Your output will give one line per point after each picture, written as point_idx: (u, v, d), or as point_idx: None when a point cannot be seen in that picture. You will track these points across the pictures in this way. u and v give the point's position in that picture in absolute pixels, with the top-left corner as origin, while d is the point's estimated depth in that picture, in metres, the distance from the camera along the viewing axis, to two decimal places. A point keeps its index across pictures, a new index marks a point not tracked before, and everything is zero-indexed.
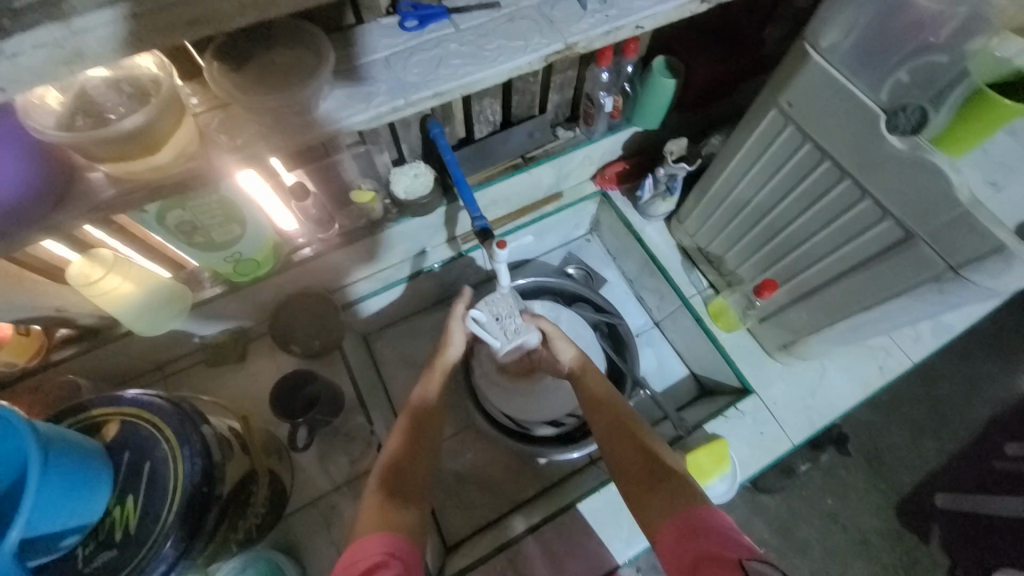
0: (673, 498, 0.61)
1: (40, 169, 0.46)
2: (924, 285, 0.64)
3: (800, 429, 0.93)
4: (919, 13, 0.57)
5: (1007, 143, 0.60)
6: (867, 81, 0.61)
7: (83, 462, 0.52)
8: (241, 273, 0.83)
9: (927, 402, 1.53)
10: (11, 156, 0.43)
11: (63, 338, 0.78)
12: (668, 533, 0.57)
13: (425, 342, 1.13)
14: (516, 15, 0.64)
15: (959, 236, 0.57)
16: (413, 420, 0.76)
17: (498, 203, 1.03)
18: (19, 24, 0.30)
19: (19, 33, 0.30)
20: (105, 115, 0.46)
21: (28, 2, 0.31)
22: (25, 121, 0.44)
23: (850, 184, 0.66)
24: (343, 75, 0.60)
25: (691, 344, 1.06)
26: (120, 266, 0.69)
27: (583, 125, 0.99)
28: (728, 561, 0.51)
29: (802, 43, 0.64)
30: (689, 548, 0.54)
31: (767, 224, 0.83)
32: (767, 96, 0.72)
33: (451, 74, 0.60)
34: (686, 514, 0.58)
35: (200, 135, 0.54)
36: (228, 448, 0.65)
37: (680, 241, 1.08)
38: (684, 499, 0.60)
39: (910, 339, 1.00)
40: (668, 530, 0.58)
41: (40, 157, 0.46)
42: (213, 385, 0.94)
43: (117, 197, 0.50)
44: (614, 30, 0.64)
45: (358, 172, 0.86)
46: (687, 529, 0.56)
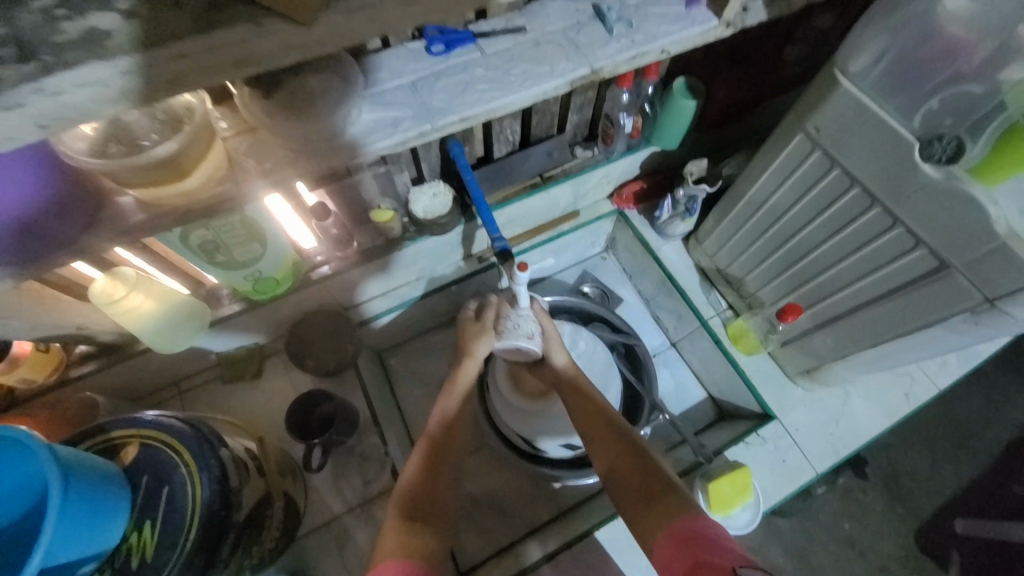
0: (669, 512, 0.63)
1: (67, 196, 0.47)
2: (959, 316, 0.62)
3: (823, 457, 0.91)
4: (951, 39, 0.56)
5: None
6: (899, 108, 0.60)
7: (102, 487, 0.51)
8: (259, 291, 0.83)
9: (946, 424, 1.49)
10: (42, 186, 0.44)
11: (81, 355, 0.78)
12: (665, 547, 0.59)
13: (438, 360, 1.12)
14: (541, 40, 0.65)
15: (996, 268, 0.56)
16: (433, 445, 0.77)
17: (516, 221, 1.02)
18: (63, 64, 0.28)
19: (58, 71, 0.28)
20: (139, 142, 0.47)
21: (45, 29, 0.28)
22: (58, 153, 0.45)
23: (880, 211, 0.65)
24: (371, 99, 0.60)
25: (710, 366, 1.05)
26: (142, 285, 0.69)
27: (601, 144, 0.98)
28: (723, 568, 0.52)
29: (831, 69, 0.63)
30: (687, 559, 0.55)
31: (790, 248, 0.82)
32: (793, 121, 0.71)
33: (477, 99, 0.60)
34: (682, 527, 0.59)
35: (229, 160, 0.54)
36: (245, 472, 0.64)
37: (698, 260, 1.07)
38: (681, 513, 0.62)
39: (935, 365, 0.98)
40: (665, 544, 0.59)
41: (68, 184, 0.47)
42: (227, 402, 0.94)
43: (145, 222, 0.50)
44: (640, 55, 0.64)
45: (377, 192, 0.86)
46: (685, 541, 0.57)
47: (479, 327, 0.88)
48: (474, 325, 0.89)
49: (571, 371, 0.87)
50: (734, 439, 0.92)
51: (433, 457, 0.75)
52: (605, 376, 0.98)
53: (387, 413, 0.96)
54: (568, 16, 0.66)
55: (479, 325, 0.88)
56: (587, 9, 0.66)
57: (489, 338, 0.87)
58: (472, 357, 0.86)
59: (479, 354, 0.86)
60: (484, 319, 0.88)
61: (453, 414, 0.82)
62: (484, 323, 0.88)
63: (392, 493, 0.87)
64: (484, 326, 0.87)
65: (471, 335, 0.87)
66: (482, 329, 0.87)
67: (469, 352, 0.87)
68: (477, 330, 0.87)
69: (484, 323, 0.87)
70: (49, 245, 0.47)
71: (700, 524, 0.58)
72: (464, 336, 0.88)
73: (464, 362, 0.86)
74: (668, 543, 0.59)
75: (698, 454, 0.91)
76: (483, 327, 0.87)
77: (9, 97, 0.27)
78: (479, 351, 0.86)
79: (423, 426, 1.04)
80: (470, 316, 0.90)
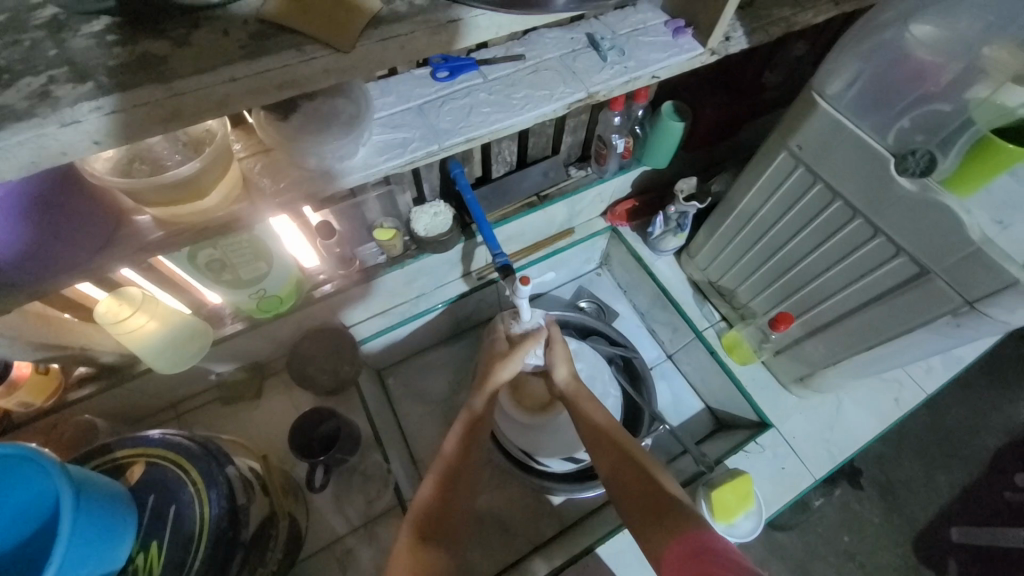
0: (677, 525, 0.63)
1: (85, 226, 0.47)
2: (941, 319, 0.66)
3: (821, 463, 0.93)
4: (919, 64, 0.61)
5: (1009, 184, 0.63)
6: (873, 126, 0.65)
7: (110, 507, 0.51)
8: (264, 309, 0.83)
9: (934, 432, 1.52)
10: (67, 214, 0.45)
11: (80, 377, 0.77)
12: (675, 553, 0.59)
13: (438, 377, 1.13)
14: (540, 67, 0.68)
15: (973, 273, 0.60)
16: (447, 461, 0.77)
17: (513, 238, 1.05)
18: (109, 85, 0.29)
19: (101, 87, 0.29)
20: (162, 163, 0.49)
21: (87, 52, 0.30)
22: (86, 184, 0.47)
23: (862, 222, 0.69)
24: (380, 121, 0.63)
25: (706, 377, 1.07)
26: (147, 304, 0.70)
27: (595, 164, 1.02)
28: None
29: (809, 91, 0.68)
30: (697, 567, 0.56)
31: (779, 259, 0.85)
32: (776, 139, 0.76)
33: (481, 121, 0.63)
34: (690, 539, 0.60)
35: (244, 180, 0.56)
36: (252, 490, 0.64)
37: (691, 274, 1.10)
38: (689, 526, 0.62)
39: (922, 371, 1.01)
40: (674, 551, 0.60)
41: (87, 215, 0.48)
42: (227, 423, 0.93)
43: (161, 239, 0.51)
44: (633, 80, 0.68)
45: (380, 211, 0.88)
46: (696, 551, 0.57)
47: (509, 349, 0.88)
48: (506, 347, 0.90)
49: (572, 386, 0.88)
50: (735, 447, 0.94)
51: (446, 474, 0.76)
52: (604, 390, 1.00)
53: (388, 431, 0.96)
54: (564, 45, 0.71)
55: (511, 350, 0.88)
56: (582, 38, 0.71)
57: (515, 363, 0.87)
58: (495, 381, 0.85)
59: (501, 378, 0.86)
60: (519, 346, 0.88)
61: (462, 432, 0.81)
62: (517, 348, 0.87)
63: (396, 512, 0.87)
64: (516, 352, 0.87)
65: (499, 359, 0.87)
66: (511, 355, 0.87)
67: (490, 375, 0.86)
68: (506, 354, 0.88)
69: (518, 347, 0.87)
70: (54, 268, 0.46)
71: (709, 535, 0.59)
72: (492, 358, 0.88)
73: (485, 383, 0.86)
74: (677, 550, 0.60)
75: (700, 464, 0.93)
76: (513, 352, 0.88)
77: (66, 112, 0.28)
78: (501, 375, 0.86)
79: (424, 444, 1.04)
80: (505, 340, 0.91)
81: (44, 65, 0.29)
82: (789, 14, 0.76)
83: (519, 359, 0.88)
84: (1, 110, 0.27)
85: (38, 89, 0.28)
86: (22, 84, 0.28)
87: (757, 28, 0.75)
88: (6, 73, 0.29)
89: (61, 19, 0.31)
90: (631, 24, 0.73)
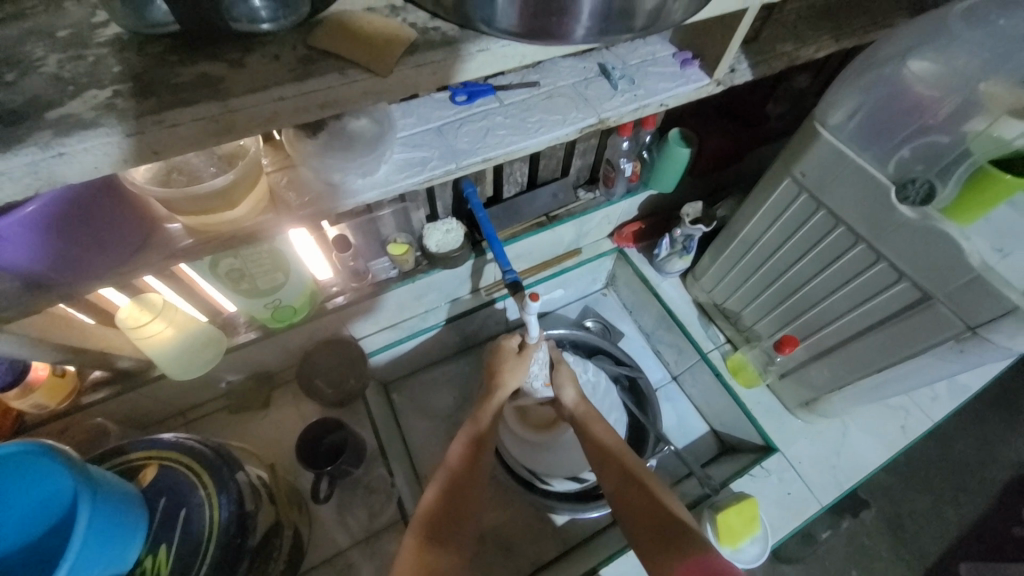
0: (682, 550, 0.63)
1: (118, 237, 0.50)
2: (945, 344, 0.66)
3: (827, 489, 0.92)
4: (917, 99, 0.63)
5: (998, 216, 0.69)
6: (874, 156, 0.67)
7: (120, 509, 0.51)
8: (278, 319, 0.85)
9: (942, 464, 1.50)
10: (104, 227, 0.48)
11: (95, 381, 0.79)
12: None
13: (444, 393, 1.13)
14: (554, 93, 0.72)
15: (974, 298, 0.61)
16: (452, 475, 0.78)
17: (522, 256, 1.07)
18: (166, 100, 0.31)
19: (153, 98, 0.31)
20: (197, 175, 0.52)
21: (144, 65, 0.32)
22: (126, 197, 0.49)
23: (864, 247, 0.71)
24: (401, 141, 0.65)
25: (711, 400, 1.07)
26: (166, 312, 0.72)
27: (602, 187, 1.05)
28: None
29: (812, 122, 0.71)
30: None
31: (783, 283, 0.87)
32: (780, 167, 0.79)
33: (497, 143, 0.66)
34: (696, 563, 0.60)
35: (271, 193, 0.59)
36: (260, 498, 0.64)
37: (696, 297, 1.12)
38: (694, 549, 0.62)
39: (928, 398, 1.01)
40: None
41: (123, 227, 0.50)
42: (235, 432, 0.93)
43: (191, 246, 0.53)
44: (642, 107, 0.71)
45: (394, 227, 0.90)
46: None
47: (516, 356, 0.90)
48: (514, 357, 0.90)
49: (583, 408, 0.89)
50: (740, 470, 0.93)
51: (452, 487, 0.76)
52: (609, 410, 1.01)
53: (393, 445, 0.96)
54: (576, 73, 0.74)
55: (519, 358, 0.89)
56: (593, 67, 0.75)
57: (523, 370, 0.89)
58: (504, 388, 0.88)
59: (510, 386, 0.88)
60: (525, 354, 0.90)
61: (470, 447, 0.82)
62: (525, 356, 0.90)
63: (399, 528, 0.86)
64: (524, 362, 0.89)
65: (508, 367, 0.89)
66: (518, 363, 0.89)
67: (499, 383, 0.89)
68: (514, 363, 0.89)
69: (524, 355, 0.90)
70: (85, 274, 0.49)
71: (713, 560, 0.59)
72: (500, 365, 0.89)
73: (495, 392, 0.88)
74: None
75: (706, 486, 0.92)
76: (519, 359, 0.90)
77: (130, 124, 0.30)
78: (509, 383, 0.89)
79: (428, 460, 1.03)
80: (511, 347, 0.91)
81: (106, 79, 0.31)
82: (791, 49, 0.80)
83: (526, 367, 0.90)
84: (69, 119, 0.30)
85: (103, 102, 0.31)
86: (87, 96, 0.31)
87: (760, 62, 0.78)
88: (72, 85, 0.31)
89: (123, 39, 0.33)
90: (640, 55, 0.77)
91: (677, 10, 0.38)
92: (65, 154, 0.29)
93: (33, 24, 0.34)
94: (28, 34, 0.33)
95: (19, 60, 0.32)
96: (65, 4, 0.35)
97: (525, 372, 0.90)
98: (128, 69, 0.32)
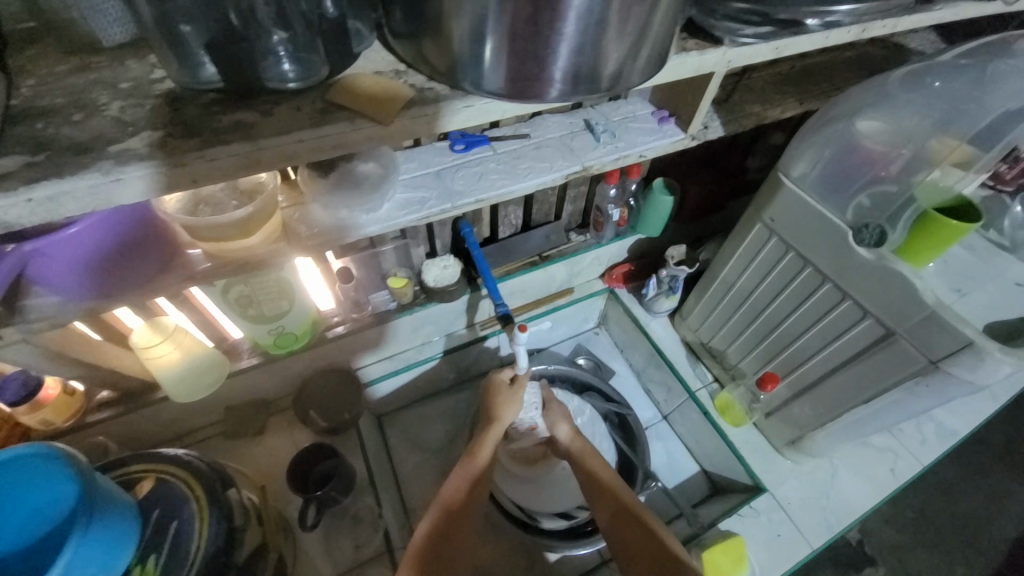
0: None
1: (148, 256, 0.56)
2: (911, 379, 0.70)
3: (818, 531, 0.91)
4: (869, 152, 0.70)
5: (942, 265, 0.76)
6: (835, 203, 0.73)
7: (118, 516, 0.54)
8: (280, 346, 0.89)
9: (950, 519, 1.46)
10: (134, 248, 0.54)
11: (101, 401, 0.83)
12: None
13: (437, 427, 1.15)
14: (542, 144, 0.80)
15: (932, 335, 0.65)
16: (448, 506, 0.79)
17: (516, 293, 1.12)
18: (201, 138, 0.37)
19: (192, 136, 0.37)
20: (219, 206, 0.58)
21: (190, 111, 0.39)
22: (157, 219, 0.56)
23: (831, 287, 0.76)
24: (403, 182, 0.73)
25: (700, 439, 1.08)
26: (176, 335, 0.77)
27: (592, 231, 1.12)
28: None
29: (777, 172, 0.78)
30: None
31: (763, 321, 0.91)
32: (753, 213, 0.85)
33: (490, 187, 0.73)
34: None
35: (284, 226, 0.65)
36: (247, 517, 0.66)
37: (684, 336, 1.15)
38: None
39: (917, 441, 1.02)
40: None
41: (153, 248, 0.56)
42: (229, 458, 0.95)
43: (210, 270, 0.59)
44: (623, 157, 0.79)
45: (394, 262, 0.97)
46: None
47: (508, 389, 0.92)
48: (506, 390, 0.92)
49: (577, 444, 0.89)
50: (729, 510, 0.93)
51: (449, 516, 0.78)
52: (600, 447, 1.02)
53: (383, 477, 0.97)
54: (564, 128, 0.83)
55: (511, 391, 0.91)
56: (580, 123, 0.83)
57: (517, 404, 0.91)
58: (500, 422, 0.89)
59: (506, 420, 0.89)
60: (517, 386, 0.92)
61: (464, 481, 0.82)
62: (516, 389, 0.92)
63: (384, 560, 0.86)
64: (516, 394, 0.91)
65: (503, 400, 0.91)
66: (513, 395, 0.91)
67: (496, 416, 0.90)
68: (507, 397, 0.91)
69: (516, 388, 0.92)
70: (119, 289, 0.55)
71: None
72: (494, 400, 0.91)
73: (492, 425, 0.89)
74: None
75: (695, 524, 0.95)
76: (513, 394, 0.92)
77: (178, 157, 0.36)
78: (507, 416, 0.90)
79: (417, 494, 1.03)
80: (504, 380, 0.94)
81: (158, 122, 0.38)
82: (760, 109, 0.89)
83: (519, 399, 0.92)
84: (127, 152, 0.36)
85: (155, 140, 0.37)
86: (144, 135, 0.37)
87: (731, 120, 0.87)
88: (132, 126, 0.38)
89: (174, 90, 0.40)
90: (623, 113, 0.86)
91: (636, 72, 0.46)
92: (122, 179, 0.35)
93: (99, 76, 0.41)
94: (96, 85, 0.40)
95: (88, 105, 0.39)
96: (127, 62, 0.42)
97: (518, 404, 0.92)
98: (171, 110, 0.38)
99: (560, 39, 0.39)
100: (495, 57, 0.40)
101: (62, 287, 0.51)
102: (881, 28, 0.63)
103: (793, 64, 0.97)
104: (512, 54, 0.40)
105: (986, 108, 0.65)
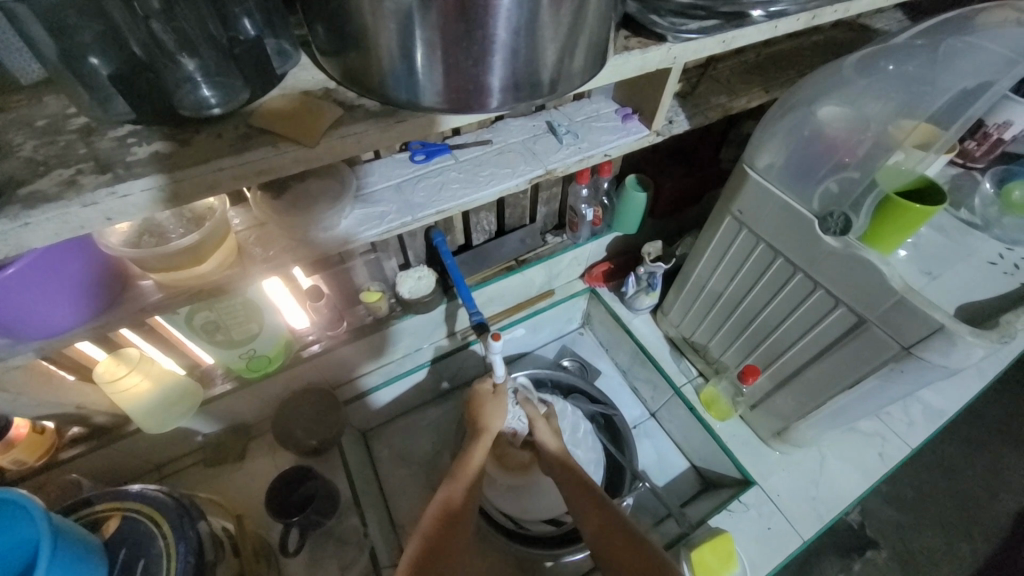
0: None
1: (101, 290, 0.55)
2: (886, 366, 0.69)
3: (809, 523, 0.90)
4: (832, 140, 0.68)
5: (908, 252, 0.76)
6: (800, 192, 0.73)
7: (81, 558, 0.53)
8: (252, 369, 0.88)
9: (950, 495, 1.46)
10: (82, 283, 0.52)
11: (73, 437, 0.80)
12: None
13: (424, 438, 1.14)
14: (504, 149, 0.79)
15: (904, 321, 0.64)
16: (426, 543, 0.71)
17: (494, 300, 1.11)
18: (111, 174, 0.37)
19: (103, 174, 0.37)
20: (166, 235, 0.57)
21: (105, 147, 0.39)
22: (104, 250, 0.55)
23: (802, 277, 0.75)
24: (362, 198, 0.72)
25: (688, 434, 1.07)
26: (142, 364, 0.75)
27: (568, 232, 1.11)
28: None
29: (742, 164, 0.77)
30: None
31: (740, 314, 0.90)
32: (722, 207, 0.85)
33: (451, 197, 0.72)
34: None
35: (239, 248, 0.64)
36: (219, 549, 0.65)
37: (667, 332, 1.14)
38: None
39: (904, 424, 1.01)
40: None
41: (105, 282, 0.55)
42: (209, 485, 0.94)
43: (162, 300, 0.58)
44: (586, 158, 0.78)
45: (368, 276, 0.95)
46: None
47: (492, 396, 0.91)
48: (491, 399, 0.91)
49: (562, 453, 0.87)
50: (718, 507, 0.93)
51: (429, 542, 0.71)
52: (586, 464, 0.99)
53: (368, 495, 0.96)
54: (526, 131, 0.82)
55: (496, 401, 0.90)
56: (542, 125, 0.82)
57: (502, 411, 0.90)
58: (488, 431, 0.86)
59: (493, 430, 0.88)
60: (501, 396, 0.91)
61: (443, 509, 0.76)
62: (501, 397, 0.91)
63: None
64: (501, 404, 0.90)
65: (488, 411, 0.89)
66: (498, 404, 0.90)
67: (485, 427, 0.88)
68: (494, 405, 0.90)
69: (500, 397, 0.91)
70: (71, 324, 0.54)
71: None
72: (480, 408, 0.89)
73: (478, 437, 0.87)
74: None
75: (682, 524, 0.94)
76: (497, 404, 0.90)
77: (88, 197, 0.36)
78: (493, 425, 0.88)
79: (406, 508, 1.02)
80: (488, 390, 0.92)
81: (72, 160, 0.38)
82: (725, 100, 0.88)
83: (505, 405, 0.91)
84: (37, 194, 0.36)
85: (66, 179, 0.37)
86: (56, 175, 0.37)
87: (696, 114, 0.86)
88: (45, 166, 0.38)
89: (92, 126, 0.40)
90: (586, 112, 0.85)
91: (576, 69, 0.44)
92: (30, 224, 0.35)
93: (16, 116, 0.41)
94: (12, 124, 0.40)
95: (1, 147, 0.39)
96: (45, 99, 0.42)
97: (503, 414, 0.90)
98: (87, 148, 0.39)
99: (493, 48, 0.38)
100: (421, 69, 0.39)
101: (27, 333, 0.51)
102: (832, 14, 0.62)
103: (757, 53, 0.96)
104: (437, 67, 0.39)
105: (940, 89, 0.64)
